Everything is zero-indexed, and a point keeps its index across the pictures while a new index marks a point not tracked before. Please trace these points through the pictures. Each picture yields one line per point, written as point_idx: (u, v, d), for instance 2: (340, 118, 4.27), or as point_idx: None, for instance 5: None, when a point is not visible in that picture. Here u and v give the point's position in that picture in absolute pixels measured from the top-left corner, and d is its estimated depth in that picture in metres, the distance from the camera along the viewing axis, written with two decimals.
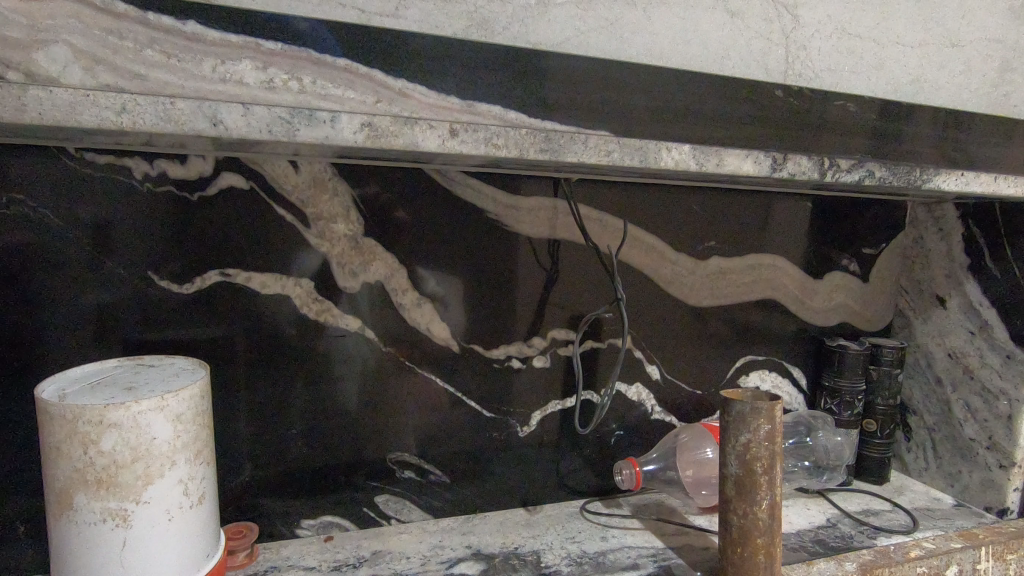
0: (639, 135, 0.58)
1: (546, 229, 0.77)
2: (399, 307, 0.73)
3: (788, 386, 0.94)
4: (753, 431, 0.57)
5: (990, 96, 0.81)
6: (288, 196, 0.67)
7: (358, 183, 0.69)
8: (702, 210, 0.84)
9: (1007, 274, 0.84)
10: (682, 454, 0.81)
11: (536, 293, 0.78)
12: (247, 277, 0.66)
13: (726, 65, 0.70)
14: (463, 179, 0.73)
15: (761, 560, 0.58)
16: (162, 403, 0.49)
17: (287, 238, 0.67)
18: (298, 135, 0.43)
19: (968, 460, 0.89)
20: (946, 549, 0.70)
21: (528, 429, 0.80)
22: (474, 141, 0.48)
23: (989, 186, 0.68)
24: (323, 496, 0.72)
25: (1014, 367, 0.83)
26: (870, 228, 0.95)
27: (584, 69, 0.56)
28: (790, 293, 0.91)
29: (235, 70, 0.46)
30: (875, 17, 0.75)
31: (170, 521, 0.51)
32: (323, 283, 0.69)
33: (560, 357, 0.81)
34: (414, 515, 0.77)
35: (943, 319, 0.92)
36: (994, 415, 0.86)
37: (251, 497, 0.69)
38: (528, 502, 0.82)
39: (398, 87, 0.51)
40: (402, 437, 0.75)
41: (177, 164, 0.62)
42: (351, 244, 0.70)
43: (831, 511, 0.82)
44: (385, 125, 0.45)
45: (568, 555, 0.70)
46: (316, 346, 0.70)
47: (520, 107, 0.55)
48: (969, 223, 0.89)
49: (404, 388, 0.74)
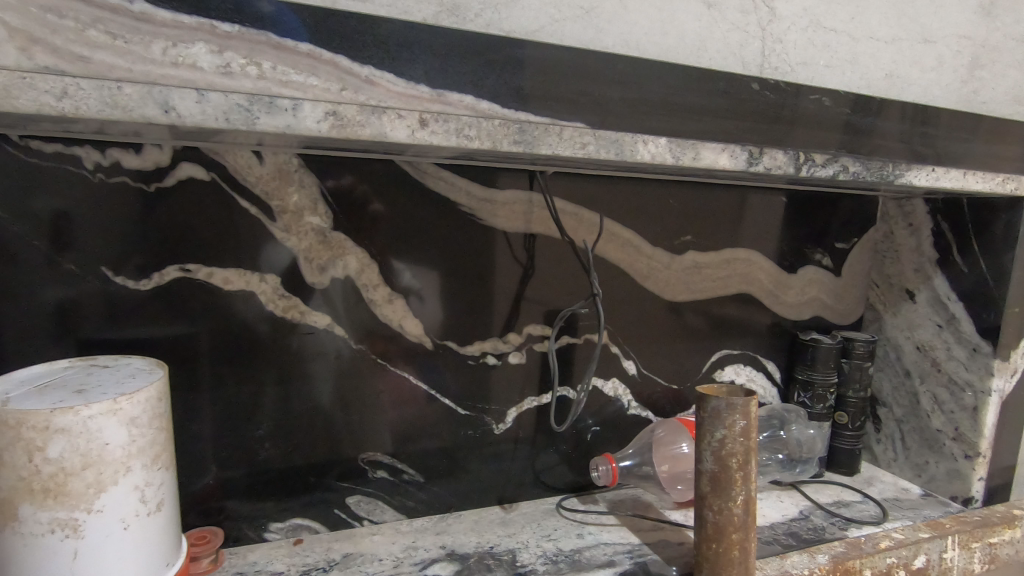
0: (617, 128, 0.56)
1: (521, 223, 0.76)
2: (370, 303, 0.71)
3: (762, 379, 0.95)
4: (728, 426, 0.57)
5: (960, 93, 0.82)
6: (251, 188, 0.64)
7: (326, 175, 0.67)
8: (677, 204, 0.83)
9: (973, 268, 0.86)
10: (658, 450, 0.81)
11: (511, 288, 0.77)
12: (209, 272, 0.63)
13: (703, 57, 0.69)
14: (435, 172, 0.71)
15: (735, 554, 0.58)
16: (114, 407, 0.46)
17: (251, 231, 0.65)
18: (257, 123, 0.41)
19: (935, 451, 0.91)
20: (916, 540, 0.71)
21: (503, 426, 0.79)
22: (444, 132, 0.47)
23: (958, 181, 0.70)
24: (292, 499, 0.70)
25: (979, 360, 0.86)
26: (843, 222, 0.96)
27: (560, 58, 0.55)
28: (764, 287, 0.92)
29: (189, 53, 0.43)
30: (849, 11, 0.75)
31: (126, 530, 0.48)
32: (291, 278, 0.67)
33: (535, 353, 0.80)
34: (387, 516, 0.75)
35: (912, 313, 0.94)
36: (960, 406, 0.88)
37: (215, 501, 0.67)
38: (504, 499, 0.81)
39: (364, 74, 0.47)
40: (375, 435, 0.73)
41: (132, 154, 0.59)
42: (319, 238, 0.67)
43: (804, 504, 0.83)
44: (351, 115, 0.44)
45: (543, 553, 0.69)
46: (284, 344, 0.68)
47: (495, 97, 0.52)
48: (939, 219, 0.90)
49: (377, 386, 0.73)
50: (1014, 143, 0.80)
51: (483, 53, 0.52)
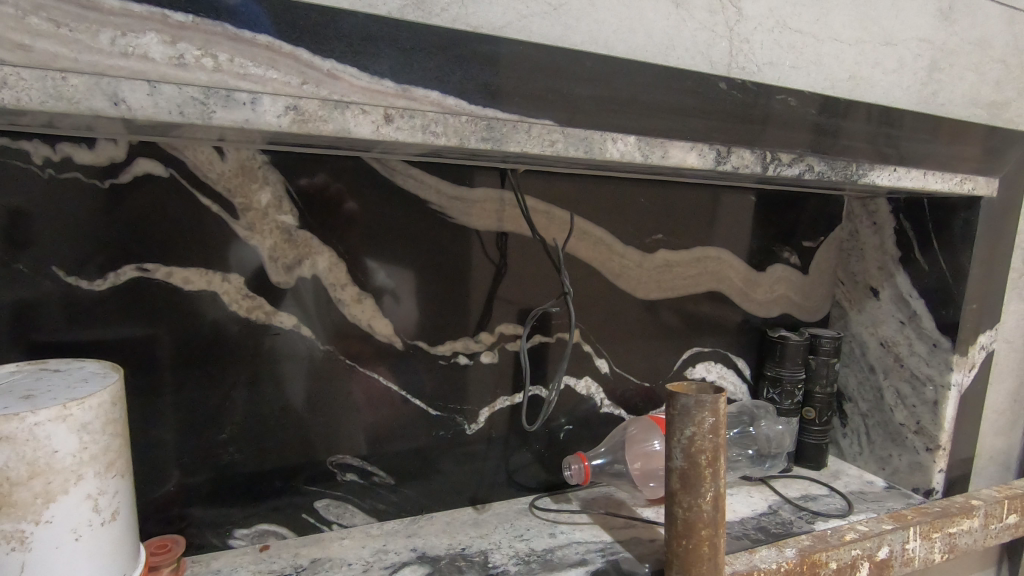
0: (586, 127, 0.55)
1: (493, 221, 0.75)
2: (338, 303, 0.69)
3: (732, 376, 0.96)
4: (697, 424, 0.57)
5: (920, 95, 0.84)
6: (213, 185, 0.62)
7: (291, 172, 0.65)
8: (648, 203, 0.84)
9: (933, 266, 0.89)
10: (631, 447, 0.81)
11: (483, 287, 0.76)
12: (169, 272, 0.61)
13: (671, 55, 0.69)
14: (404, 169, 0.69)
15: (705, 550, 0.59)
16: (64, 412, 0.44)
17: (212, 229, 0.62)
18: (214, 118, 0.41)
19: (897, 444, 0.94)
20: (879, 531, 0.72)
21: (476, 426, 0.79)
22: (410, 129, 0.47)
23: (919, 180, 0.75)
24: (258, 504, 0.69)
25: (939, 355, 0.88)
26: (810, 221, 0.98)
27: (530, 54, 0.54)
28: (733, 285, 0.93)
29: (139, 43, 0.40)
30: (814, 13, 0.76)
31: (78, 541, 0.46)
32: (255, 278, 0.65)
33: (508, 352, 0.79)
34: (357, 519, 0.74)
35: (876, 310, 0.96)
36: (921, 400, 0.91)
37: (178, 508, 0.65)
38: (477, 500, 0.80)
39: (326, 68, 0.46)
40: (345, 438, 0.72)
41: (84, 148, 0.56)
42: (284, 237, 0.66)
43: (773, 498, 0.85)
44: (312, 109, 0.43)
45: (515, 554, 0.69)
46: (249, 345, 0.66)
47: (461, 93, 0.51)
48: (902, 218, 0.93)
49: (346, 388, 0.71)
50: (972, 145, 0.82)
51: (450, 48, 0.51)
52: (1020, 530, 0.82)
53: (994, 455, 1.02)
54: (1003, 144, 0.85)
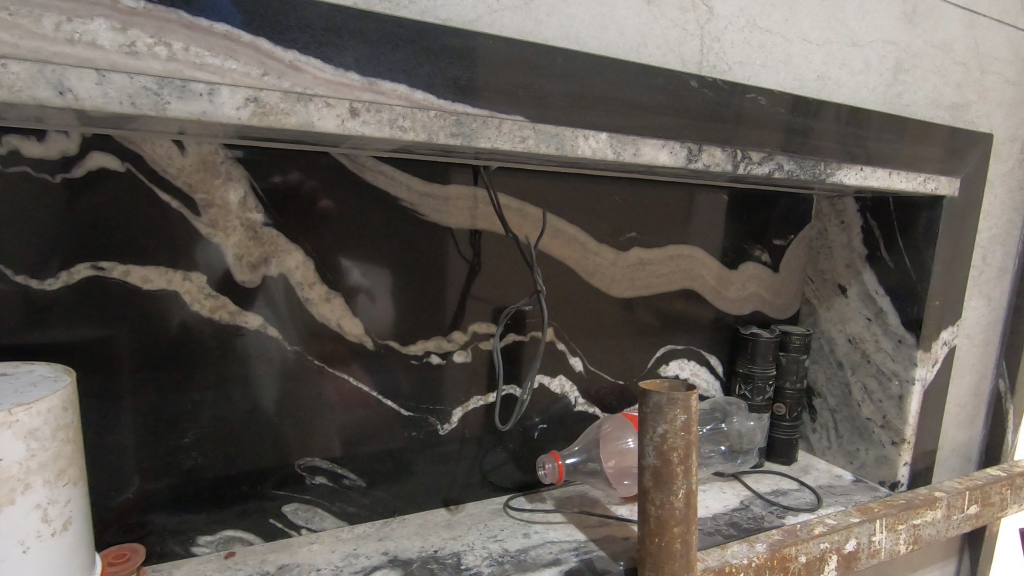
0: (558, 123, 0.55)
1: (466, 219, 0.74)
2: (306, 303, 0.68)
3: (705, 373, 0.97)
4: (669, 421, 0.57)
5: (885, 96, 0.86)
6: (172, 180, 0.59)
7: (255, 167, 0.63)
8: (622, 201, 0.84)
9: (899, 264, 0.91)
10: (605, 445, 0.81)
11: (457, 285, 0.75)
12: (126, 270, 0.59)
13: (643, 53, 0.69)
14: (374, 165, 0.68)
15: (677, 547, 0.59)
16: (9, 419, 0.42)
17: (172, 227, 0.60)
18: (168, 108, 0.39)
19: (865, 439, 0.96)
20: (846, 524, 0.73)
21: (449, 426, 0.78)
22: (377, 123, 0.46)
23: (885, 180, 0.78)
24: (223, 510, 0.67)
25: (904, 351, 0.91)
26: (781, 219, 0.99)
27: (501, 48, 0.53)
28: (706, 283, 0.94)
29: (86, 28, 0.38)
30: (783, 13, 0.76)
31: (25, 553, 0.44)
32: (219, 277, 0.63)
33: (482, 351, 0.78)
34: (326, 523, 0.72)
35: (844, 307, 0.98)
36: (887, 395, 0.93)
37: (138, 515, 0.62)
38: (450, 500, 0.79)
39: (288, 59, 0.44)
40: (314, 440, 0.70)
41: (33, 141, 0.53)
42: (249, 234, 0.64)
43: (744, 493, 0.86)
44: (273, 101, 0.42)
45: (489, 555, 0.68)
46: (212, 346, 0.64)
47: (429, 87, 0.50)
48: (869, 218, 0.94)
49: (315, 389, 0.70)
50: (935, 145, 0.84)
51: (417, 41, 0.50)
52: (981, 520, 0.85)
53: (956, 448, 1.05)
54: (964, 145, 0.87)
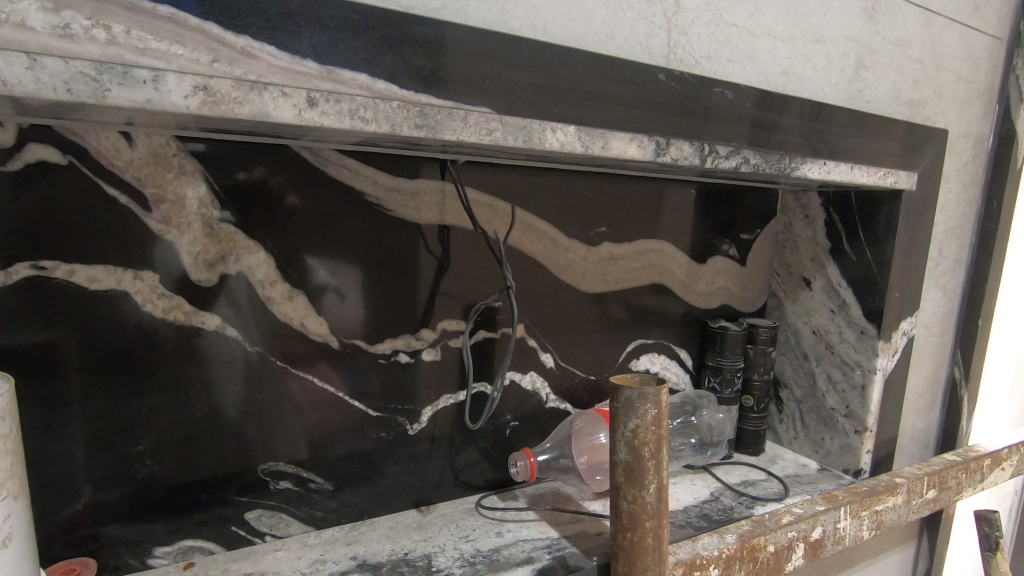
0: (525, 114, 0.54)
1: (435, 214, 0.72)
2: (268, 302, 0.65)
3: (675, 367, 0.98)
4: (640, 416, 0.57)
5: (847, 92, 0.87)
6: (120, 174, 0.56)
7: (210, 161, 0.60)
8: (591, 195, 0.83)
9: (861, 257, 0.93)
10: (577, 441, 0.81)
11: (426, 282, 0.74)
12: (71, 269, 0.55)
13: (611, 45, 0.68)
14: (337, 158, 0.65)
15: (649, 542, 0.58)
16: None
17: (122, 223, 0.57)
18: (109, 96, 0.37)
19: (829, 428, 0.98)
20: (813, 512, 0.74)
21: (420, 425, 0.76)
22: (337, 114, 0.44)
23: (846, 174, 0.79)
24: (182, 519, 0.64)
25: (866, 341, 0.93)
26: (748, 213, 1.00)
27: (467, 38, 0.52)
28: (676, 277, 0.94)
29: (14, 8, 0.35)
30: (748, 8, 0.77)
31: None
32: (173, 276, 0.60)
33: (451, 349, 0.77)
34: (292, 529, 0.70)
35: (809, 299, 1.00)
36: (851, 384, 0.96)
37: (89, 527, 0.59)
38: (421, 501, 0.78)
39: (240, 45, 0.42)
40: (279, 444, 0.68)
41: None
42: (205, 231, 0.61)
43: (715, 485, 0.87)
44: (224, 90, 0.40)
45: (461, 556, 0.67)
46: (166, 348, 0.60)
47: (392, 77, 0.48)
48: (831, 211, 0.96)
49: (279, 391, 0.67)
50: (894, 140, 0.86)
51: (378, 28, 0.48)
52: (938, 503, 0.88)
53: (915, 435, 1.08)
54: (921, 140, 0.89)
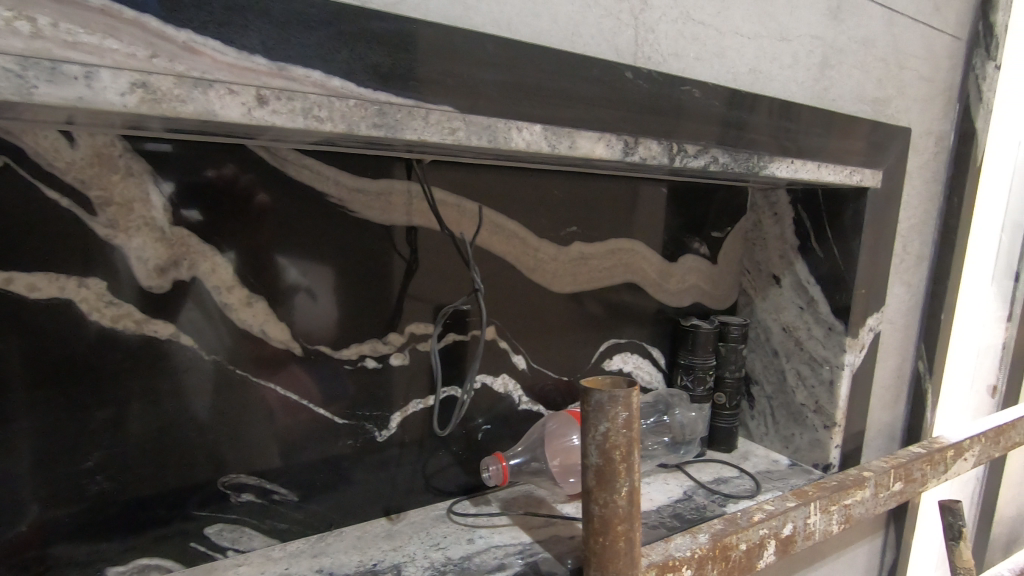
0: (490, 113, 0.53)
1: (400, 215, 0.70)
2: (225, 308, 0.62)
3: (648, 366, 0.98)
4: (610, 419, 0.56)
5: (813, 90, 0.88)
6: (61, 177, 0.53)
7: (159, 161, 0.57)
8: (561, 194, 0.82)
9: (828, 254, 0.94)
10: (550, 444, 0.79)
11: (393, 285, 0.72)
12: (8, 278, 0.52)
13: (578, 43, 0.67)
14: (296, 158, 0.63)
15: (621, 545, 0.58)
16: None
17: (63, 227, 0.54)
18: (36, 93, 0.35)
19: (799, 424, 0.99)
20: (783, 509, 0.74)
21: (387, 432, 0.74)
22: (289, 112, 0.43)
23: (813, 173, 0.81)
24: (137, 537, 0.61)
25: (834, 337, 0.94)
26: (719, 211, 1.00)
27: (428, 34, 0.50)
28: (647, 276, 0.94)
29: None
30: (715, 6, 0.77)
31: None
32: (121, 283, 0.57)
33: (420, 353, 0.75)
34: (255, 543, 0.67)
35: (778, 297, 1.01)
36: (819, 380, 0.97)
37: (37, 549, 0.56)
38: (391, 509, 0.76)
39: (182, 40, 0.40)
40: (240, 455, 0.65)
41: None
42: (155, 235, 0.58)
43: (687, 483, 0.87)
44: (165, 87, 0.38)
45: (430, 565, 0.65)
46: (115, 359, 0.57)
47: (348, 74, 0.46)
48: (799, 209, 0.97)
49: (238, 401, 0.64)
50: (860, 138, 0.87)
51: (333, 24, 0.46)
52: (905, 495, 0.89)
53: (882, 428, 1.10)
54: (886, 138, 0.91)
